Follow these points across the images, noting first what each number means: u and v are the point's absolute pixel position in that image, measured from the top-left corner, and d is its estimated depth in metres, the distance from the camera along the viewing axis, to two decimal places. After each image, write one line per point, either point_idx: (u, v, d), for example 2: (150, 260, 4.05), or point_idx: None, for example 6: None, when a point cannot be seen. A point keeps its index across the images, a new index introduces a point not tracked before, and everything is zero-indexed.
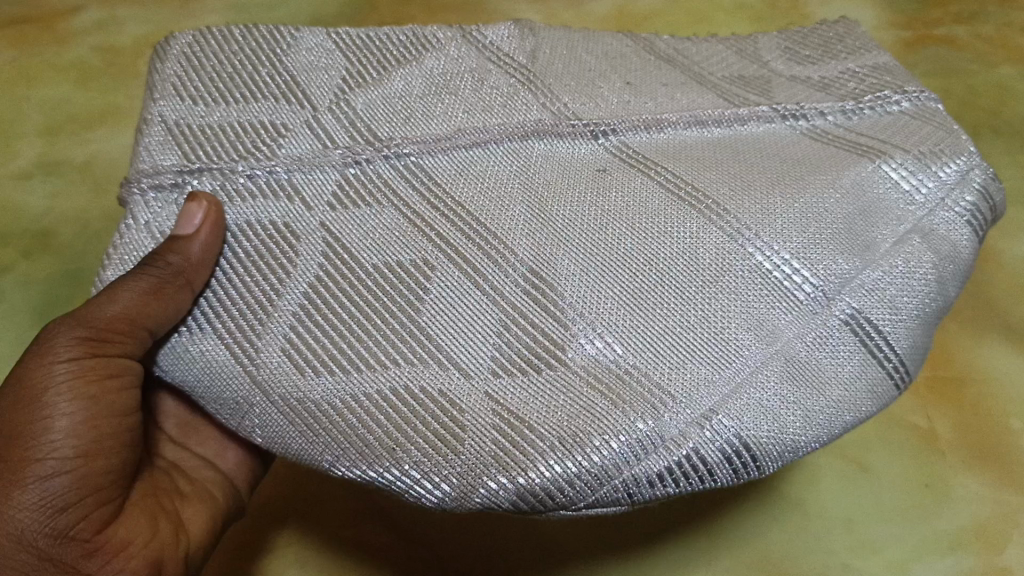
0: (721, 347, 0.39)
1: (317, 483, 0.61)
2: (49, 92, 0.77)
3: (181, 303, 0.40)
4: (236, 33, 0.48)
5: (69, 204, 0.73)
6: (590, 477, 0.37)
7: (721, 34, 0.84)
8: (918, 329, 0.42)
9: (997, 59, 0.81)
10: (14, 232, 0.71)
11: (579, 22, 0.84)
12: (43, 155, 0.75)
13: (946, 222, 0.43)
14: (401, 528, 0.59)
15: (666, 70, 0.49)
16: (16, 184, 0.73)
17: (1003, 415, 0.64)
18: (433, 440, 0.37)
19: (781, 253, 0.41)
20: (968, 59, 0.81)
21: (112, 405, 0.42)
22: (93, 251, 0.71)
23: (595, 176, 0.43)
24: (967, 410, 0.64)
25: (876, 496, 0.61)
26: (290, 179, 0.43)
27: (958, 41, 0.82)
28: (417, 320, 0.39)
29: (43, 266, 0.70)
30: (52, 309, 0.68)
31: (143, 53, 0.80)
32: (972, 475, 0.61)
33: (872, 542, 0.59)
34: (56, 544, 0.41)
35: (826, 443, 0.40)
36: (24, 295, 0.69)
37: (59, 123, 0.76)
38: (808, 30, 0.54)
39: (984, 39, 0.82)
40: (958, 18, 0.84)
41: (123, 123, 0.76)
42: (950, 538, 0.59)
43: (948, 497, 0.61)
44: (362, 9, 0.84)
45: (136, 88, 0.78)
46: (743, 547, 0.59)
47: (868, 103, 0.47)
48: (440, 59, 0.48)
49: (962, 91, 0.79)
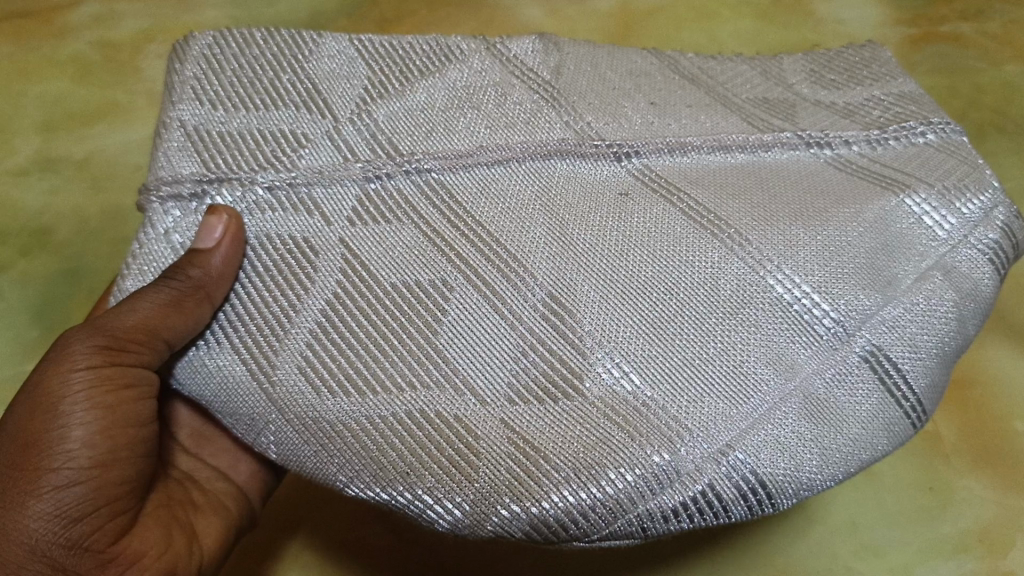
0: (740, 381, 0.39)
1: (321, 489, 0.61)
2: (46, 88, 0.76)
3: (201, 316, 0.41)
4: (257, 36, 0.48)
5: (67, 204, 0.72)
6: (605, 509, 0.37)
7: (725, 31, 0.82)
8: (936, 367, 0.42)
9: (1003, 57, 0.80)
10: (12, 230, 0.71)
11: (580, 20, 0.83)
12: (41, 152, 0.74)
13: (969, 260, 0.42)
14: (398, 527, 0.59)
15: (690, 90, 0.49)
16: (14, 181, 0.72)
17: (1007, 418, 0.64)
18: (448, 466, 0.37)
19: (802, 286, 0.40)
20: (974, 56, 0.80)
21: (128, 415, 0.43)
22: (89, 250, 0.70)
23: (617, 200, 0.43)
24: (971, 412, 0.64)
25: (879, 502, 0.61)
26: (310, 193, 0.43)
27: (962, 39, 0.81)
28: (435, 342, 0.39)
29: (40, 264, 0.70)
30: (48, 311, 0.68)
31: (142, 50, 0.79)
32: (975, 478, 0.62)
33: (874, 546, 0.60)
34: (69, 554, 0.41)
35: (843, 480, 0.40)
36: (21, 295, 0.68)
37: (58, 120, 0.75)
38: (834, 53, 0.53)
39: (989, 37, 0.81)
40: (963, 15, 0.83)
41: (127, 119, 0.75)
42: (954, 540, 0.60)
43: (950, 500, 0.61)
44: (361, 5, 0.83)
45: (137, 83, 0.77)
46: (746, 556, 0.60)
47: (893, 133, 0.46)
48: (463, 71, 0.48)
49: (968, 90, 0.78)
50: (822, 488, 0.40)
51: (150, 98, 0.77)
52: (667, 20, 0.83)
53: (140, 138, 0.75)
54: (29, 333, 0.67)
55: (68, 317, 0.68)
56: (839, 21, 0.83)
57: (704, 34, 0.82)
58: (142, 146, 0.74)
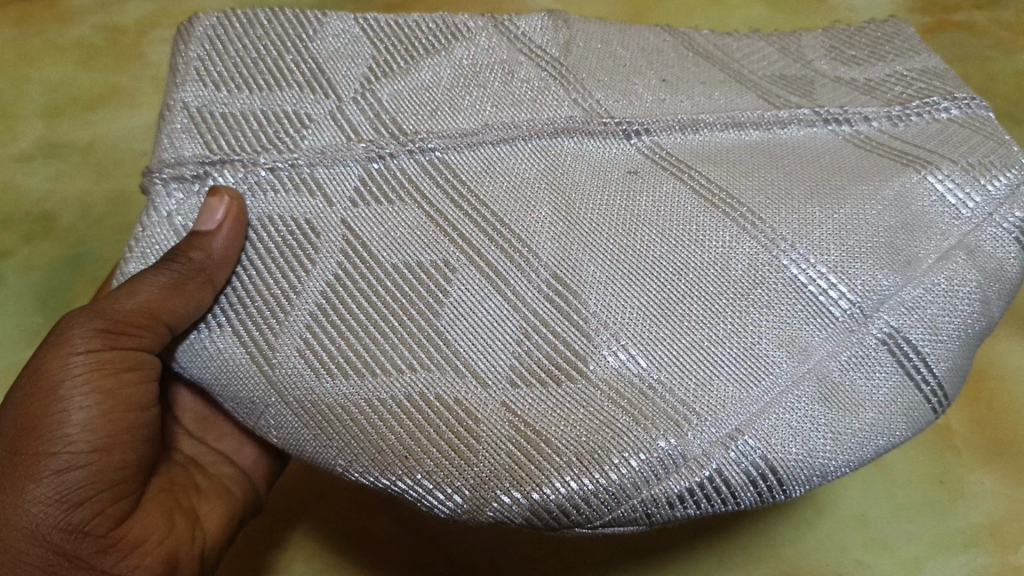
0: (751, 363, 0.37)
1: (325, 476, 0.60)
2: (51, 72, 0.76)
3: (202, 299, 0.40)
4: (261, 16, 0.47)
5: (70, 189, 0.72)
6: (608, 495, 0.36)
7: (736, 19, 0.80)
8: (959, 350, 0.40)
9: (1015, 46, 0.77)
10: (15, 215, 0.71)
11: (590, 6, 0.81)
12: (45, 136, 0.74)
13: (993, 239, 0.41)
14: (405, 518, 0.59)
15: (705, 68, 0.48)
16: (17, 165, 0.72)
17: (1015, 413, 0.62)
18: (448, 450, 0.36)
19: (817, 267, 0.39)
20: (987, 45, 0.78)
21: (130, 399, 0.43)
22: (94, 236, 0.71)
23: (626, 177, 0.42)
24: (982, 406, 0.62)
25: (894, 495, 0.60)
26: (313, 174, 0.42)
27: (976, 28, 0.79)
28: (436, 325, 0.38)
29: (44, 250, 0.70)
30: (50, 296, 0.68)
31: (146, 34, 0.78)
32: (988, 472, 0.60)
33: (885, 539, 0.58)
34: (71, 539, 0.41)
35: (857, 467, 0.38)
36: (24, 280, 0.69)
37: (62, 104, 0.75)
38: (856, 28, 0.52)
39: (1003, 25, 0.79)
40: (978, 2, 0.80)
41: (132, 103, 0.75)
42: (965, 534, 0.58)
43: (962, 495, 0.59)
44: None
45: (142, 69, 0.77)
46: (760, 549, 0.58)
47: (915, 109, 0.44)
48: (469, 49, 0.47)
49: (980, 78, 0.76)
50: (836, 475, 0.38)
51: (155, 83, 0.76)
52: (676, 7, 0.81)
53: (146, 124, 0.75)
54: (33, 319, 0.67)
55: (70, 302, 0.68)
56: (850, 8, 0.81)
57: (716, 21, 0.80)
58: (148, 131, 0.74)
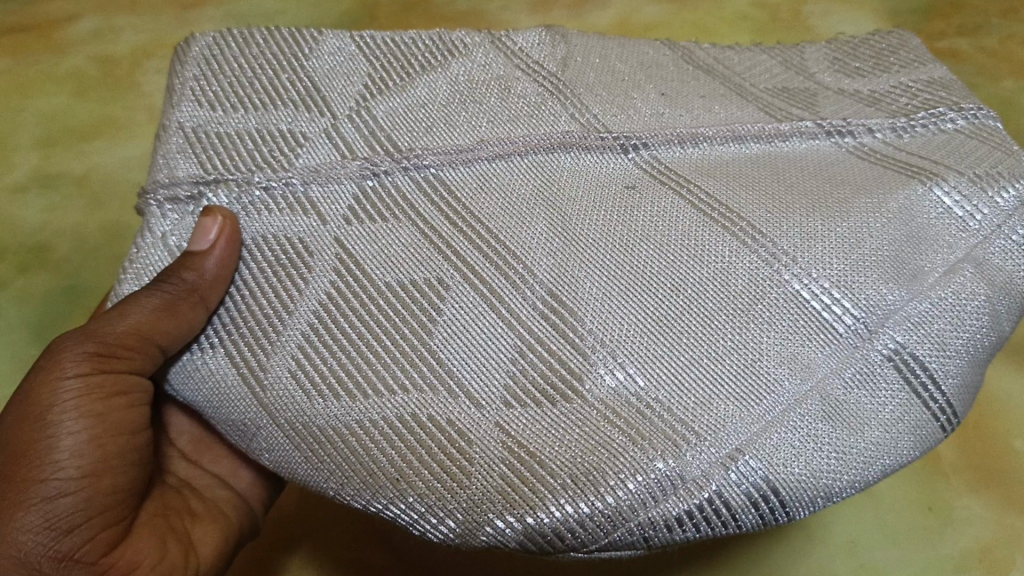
0: (752, 380, 0.36)
1: (320, 507, 0.60)
2: (44, 104, 0.76)
3: (195, 320, 0.40)
4: (258, 36, 0.47)
5: (66, 222, 0.72)
6: (602, 519, 0.35)
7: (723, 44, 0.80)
8: (967, 367, 0.39)
9: (1000, 73, 0.75)
10: (11, 249, 0.70)
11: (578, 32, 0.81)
12: (40, 168, 0.74)
13: (1003, 251, 0.40)
14: (396, 545, 0.58)
15: (704, 81, 0.47)
16: (13, 197, 0.72)
17: (1004, 435, 0.61)
18: (440, 472, 0.35)
19: (819, 282, 0.38)
20: (972, 72, 0.76)
21: (119, 424, 0.42)
22: (91, 267, 0.70)
23: (624, 192, 0.41)
24: (970, 431, 0.61)
25: (884, 521, 0.58)
26: (307, 192, 0.41)
27: (960, 54, 0.77)
28: (428, 344, 0.38)
29: (40, 282, 0.69)
30: (46, 328, 0.68)
31: (142, 64, 0.79)
32: (975, 497, 0.59)
33: (874, 565, 0.57)
34: (60, 566, 0.40)
35: (861, 487, 0.37)
36: (21, 312, 0.68)
37: (57, 135, 0.75)
38: (860, 40, 0.51)
39: (988, 52, 0.77)
40: (961, 30, 0.79)
41: (127, 134, 0.75)
42: (954, 560, 0.56)
43: (950, 520, 0.58)
44: (360, 20, 0.82)
45: (136, 100, 0.77)
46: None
47: (922, 120, 0.44)
48: (466, 66, 0.46)
49: None
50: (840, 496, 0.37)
51: (150, 113, 0.77)
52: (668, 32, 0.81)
53: (140, 153, 0.75)
54: (29, 351, 0.66)
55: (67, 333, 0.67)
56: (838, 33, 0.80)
57: None
58: (141, 161, 0.74)
